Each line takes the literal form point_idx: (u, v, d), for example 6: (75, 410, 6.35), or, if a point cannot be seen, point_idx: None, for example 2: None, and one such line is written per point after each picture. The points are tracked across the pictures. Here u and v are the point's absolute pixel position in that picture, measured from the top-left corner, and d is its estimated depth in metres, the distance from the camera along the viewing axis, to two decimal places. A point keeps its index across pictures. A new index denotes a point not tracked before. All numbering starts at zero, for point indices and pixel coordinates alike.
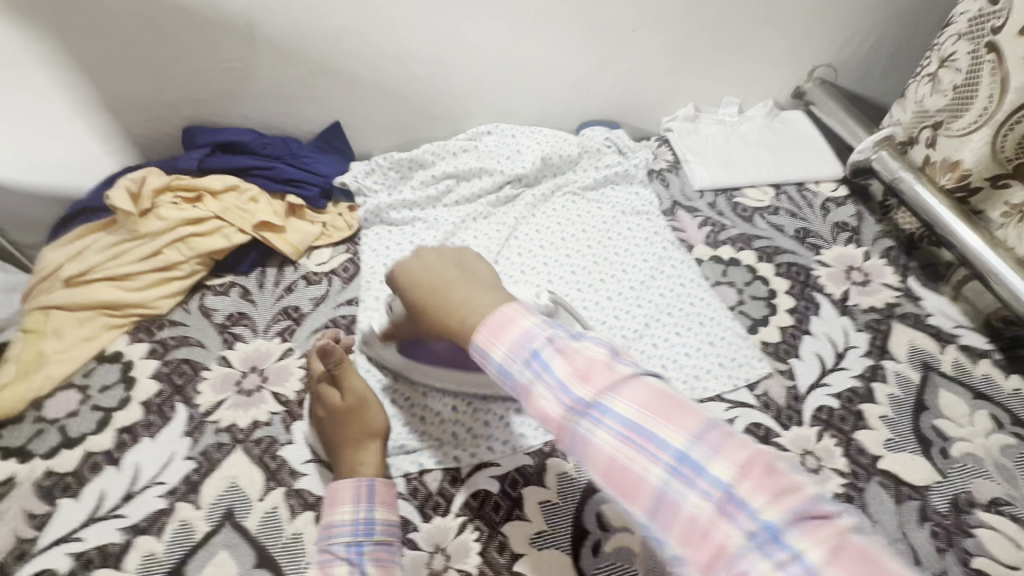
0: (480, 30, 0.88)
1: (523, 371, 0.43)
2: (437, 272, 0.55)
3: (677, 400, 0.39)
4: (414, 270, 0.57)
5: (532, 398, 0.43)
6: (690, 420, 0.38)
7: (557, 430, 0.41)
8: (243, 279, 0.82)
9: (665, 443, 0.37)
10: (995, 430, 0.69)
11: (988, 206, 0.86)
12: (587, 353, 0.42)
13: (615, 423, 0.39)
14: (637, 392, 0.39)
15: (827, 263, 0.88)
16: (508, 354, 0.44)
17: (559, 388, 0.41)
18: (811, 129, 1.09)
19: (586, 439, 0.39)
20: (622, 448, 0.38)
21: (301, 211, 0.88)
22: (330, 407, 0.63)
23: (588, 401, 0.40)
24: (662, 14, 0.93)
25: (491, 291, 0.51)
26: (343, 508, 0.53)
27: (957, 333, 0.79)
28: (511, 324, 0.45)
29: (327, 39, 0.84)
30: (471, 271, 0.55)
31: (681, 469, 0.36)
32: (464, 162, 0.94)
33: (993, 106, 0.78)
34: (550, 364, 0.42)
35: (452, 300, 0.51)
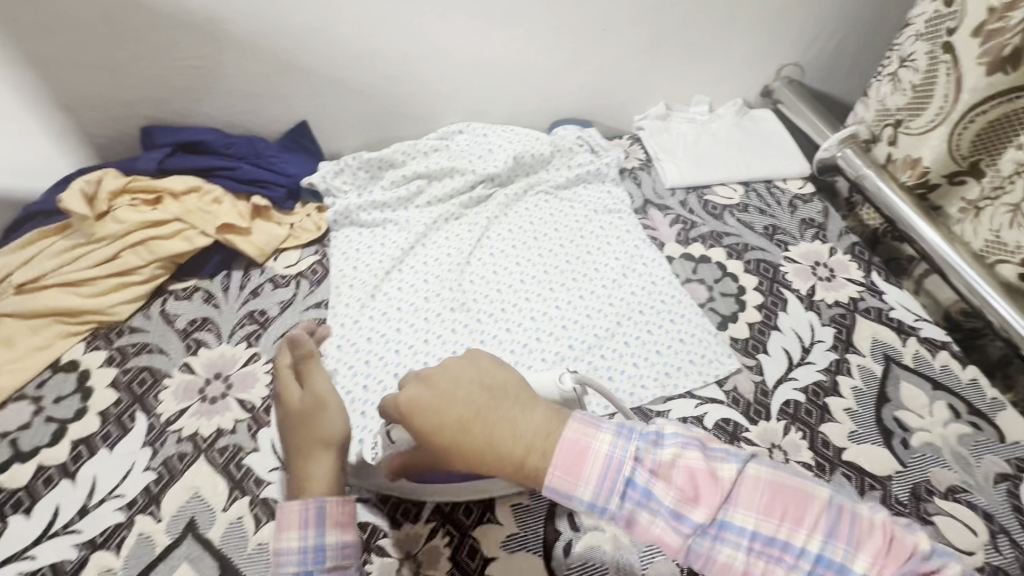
0: (449, 27, 0.87)
1: (622, 505, 0.39)
2: (459, 395, 0.42)
3: (788, 490, 0.38)
4: (422, 401, 0.43)
5: (639, 528, 0.39)
6: (812, 514, 0.37)
7: (674, 552, 0.39)
8: (207, 283, 0.80)
9: (798, 549, 0.37)
10: (953, 420, 0.71)
11: (946, 202, 0.89)
12: (685, 467, 0.39)
13: (740, 538, 0.37)
14: (753, 498, 0.38)
15: (794, 259, 0.89)
16: (600, 491, 0.39)
17: (670, 515, 0.38)
18: (779, 127, 1.10)
19: (714, 560, 0.38)
20: (755, 562, 0.37)
21: (266, 212, 0.86)
22: (287, 407, 0.58)
23: (707, 524, 0.38)
24: (633, 12, 0.93)
25: (533, 418, 0.41)
26: (290, 534, 0.47)
27: (917, 326, 0.81)
28: (588, 455, 0.39)
29: (292, 35, 0.82)
30: (499, 391, 0.43)
31: (819, 570, 0.36)
32: (435, 162, 0.93)
33: (949, 106, 0.81)
34: (652, 491, 0.39)
35: (499, 435, 0.41)
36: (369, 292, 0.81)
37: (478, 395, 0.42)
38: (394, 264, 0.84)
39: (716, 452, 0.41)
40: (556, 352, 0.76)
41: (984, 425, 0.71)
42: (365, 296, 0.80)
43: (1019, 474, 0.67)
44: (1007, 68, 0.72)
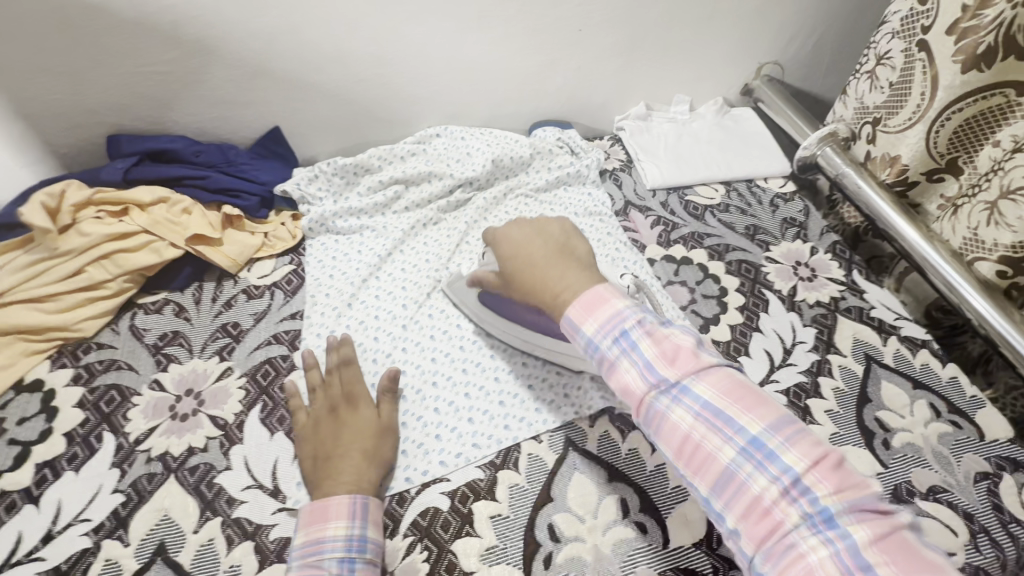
0: (422, 29, 0.85)
1: (611, 347, 0.50)
2: (536, 244, 0.62)
3: (754, 393, 0.46)
4: (516, 234, 0.64)
5: (616, 371, 0.50)
6: (765, 410, 0.44)
7: (638, 402, 0.48)
8: (178, 296, 0.78)
9: (740, 427, 0.44)
10: (934, 419, 0.71)
11: (925, 199, 0.89)
12: (675, 341, 0.49)
13: (694, 404, 0.46)
14: (718, 380, 0.46)
15: (776, 259, 0.89)
16: (599, 330, 0.51)
17: (646, 367, 0.48)
18: (760, 126, 1.10)
19: (666, 416, 0.46)
20: (699, 425, 0.45)
21: (238, 221, 0.84)
22: (353, 421, 0.64)
23: (672, 381, 0.47)
24: (610, 12, 0.92)
25: (583, 269, 0.58)
26: (339, 523, 0.53)
27: (898, 324, 0.81)
28: (605, 304, 0.52)
29: (259, 39, 0.80)
30: (567, 252, 0.60)
31: (753, 452, 0.42)
32: (413, 167, 0.92)
33: (926, 103, 0.80)
34: (639, 344, 0.49)
35: (549, 276, 0.58)
36: (346, 301, 0.79)
37: (549, 244, 0.61)
38: (372, 271, 0.83)
39: (708, 350, 0.50)
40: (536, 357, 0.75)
41: (964, 423, 0.70)
42: (342, 304, 0.78)
43: (999, 471, 0.66)
44: (982, 66, 0.72)
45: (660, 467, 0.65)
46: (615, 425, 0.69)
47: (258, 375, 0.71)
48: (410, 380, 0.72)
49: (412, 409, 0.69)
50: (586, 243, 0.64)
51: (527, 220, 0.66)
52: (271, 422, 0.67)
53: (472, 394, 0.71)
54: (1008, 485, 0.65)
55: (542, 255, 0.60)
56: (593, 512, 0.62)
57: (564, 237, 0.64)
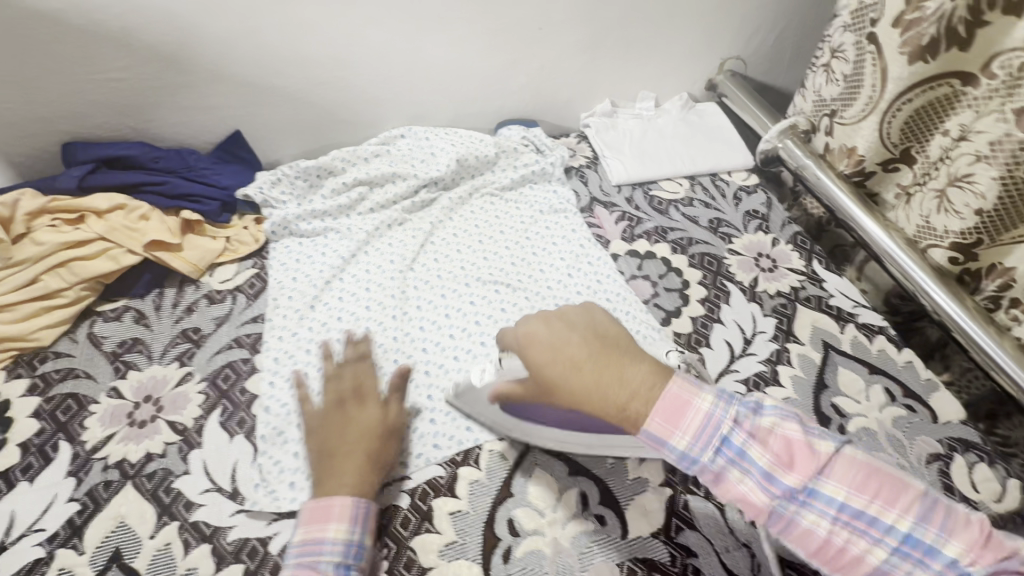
0: (379, 30, 0.85)
1: (716, 458, 0.44)
2: (573, 339, 0.50)
3: (886, 475, 0.42)
4: (547, 337, 0.51)
5: (726, 483, 0.44)
6: (905, 497, 0.41)
7: (756, 512, 0.44)
8: (138, 303, 0.77)
9: (886, 526, 0.40)
10: (888, 403, 0.72)
11: (882, 188, 0.90)
12: (783, 436, 0.44)
13: (829, 509, 0.41)
14: (847, 474, 0.42)
15: (738, 251, 0.90)
16: (696, 443, 0.44)
17: (763, 477, 0.43)
18: (724, 120, 1.11)
19: (797, 524, 0.42)
20: (839, 532, 0.41)
21: (199, 227, 0.83)
22: (358, 418, 0.63)
23: (797, 489, 0.42)
24: (568, 11, 0.93)
25: (638, 366, 0.48)
26: (340, 526, 0.53)
27: (856, 312, 0.82)
28: (688, 409, 0.45)
29: (215, 42, 0.79)
30: (608, 342, 0.50)
31: (907, 549, 0.40)
32: (377, 168, 0.92)
33: (877, 94, 0.82)
34: (747, 451, 0.44)
35: (603, 382, 0.47)
36: (309, 303, 0.79)
37: (591, 342, 0.49)
38: (335, 273, 0.83)
39: (815, 429, 0.45)
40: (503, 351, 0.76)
41: (918, 407, 0.72)
42: (304, 307, 0.78)
43: (951, 453, 0.68)
44: (927, 57, 0.74)
45: (620, 459, 0.66)
46: None
47: (218, 379, 0.71)
48: None
49: None
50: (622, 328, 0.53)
51: (548, 313, 0.53)
52: (231, 426, 0.67)
53: (433, 394, 0.71)
54: (959, 465, 0.67)
55: (588, 360, 0.48)
56: (553, 506, 0.62)
57: (601, 325, 0.52)
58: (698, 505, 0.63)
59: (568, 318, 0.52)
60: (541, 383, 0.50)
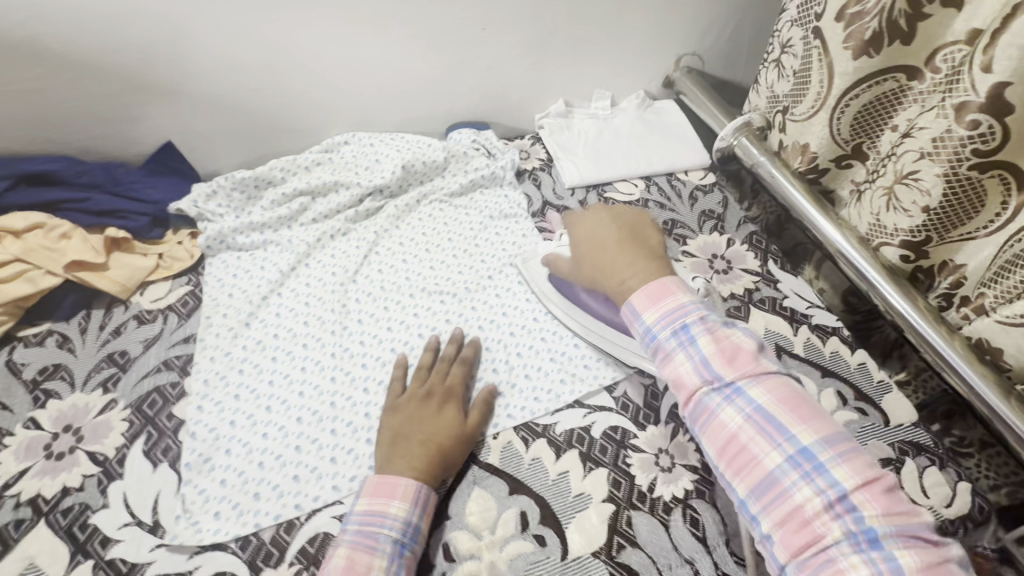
0: (310, 34, 0.82)
1: (672, 340, 0.56)
2: (608, 229, 0.69)
3: (809, 406, 0.51)
4: (592, 221, 0.71)
5: (672, 362, 0.56)
6: (817, 424, 0.49)
7: (687, 394, 0.55)
8: (62, 326, 0.73)
9: (791, 436, 0.49)
10: (841, 408, 0.71)
11: (837, 185, 0.89)
12: (735, 342, 0.55)
13: (747, 406, 0.51)
14: (774, 388, 0.52)
15: (692, 253, 0.88)
16: (661, 323, 0.57)
17: (702, 363, 0.54)
18: (681, 118, 1.09)
19: (716, 413, 0.52)
20: (748, 427, 0.50)
21: (127, 243, 0.79)
22: (445, 414, 0.64)
23: (727, 380, 0.53)
24: (511, 11, 0.90)
25: (652, 263, 0.64)
26: (401, 505, 0.55)
27: (810, 313, 0.80)
28: (670, 296, 0.59)
29: (135, 51, 0.76)
30: (637, 241, 0.67)
31: (801, 461, 0.48)
32: (318, 177, 0.88)
33: (825, 90, 0.80)
34: (699, 341, 0.55)
35: (615, 263, 0.65)
36: (243, 320, 0.76)
37: (623, 231, 0.68)
38: (273, 287, 0.79)
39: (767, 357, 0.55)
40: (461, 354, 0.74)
41: (870, 410, 0.70)
42: (238, 324, 0.75)
43: (901, 457, 0.66)
44: (871, 51, 0.72)
45: (563, 476, 0.64)
46: (520, 435, 0.67)
47: (144, 405, 0.67)
48: (307, 400, 0.69)
49: (307, 431, 0.66)
50: (658, 235, 0.70)
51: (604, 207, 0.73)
52: (155, 454, 0.64)
53: (371, 413, 0.67)
54: (909, 470, 0.65)
55: (614, 240, 0.67)
56: (491, 528, 0.59)
57: (639, 225, 0.70)
58: (641, 521, 0.61)
59: (619, 214, 0.71)
60: (579, 255, 0.70)
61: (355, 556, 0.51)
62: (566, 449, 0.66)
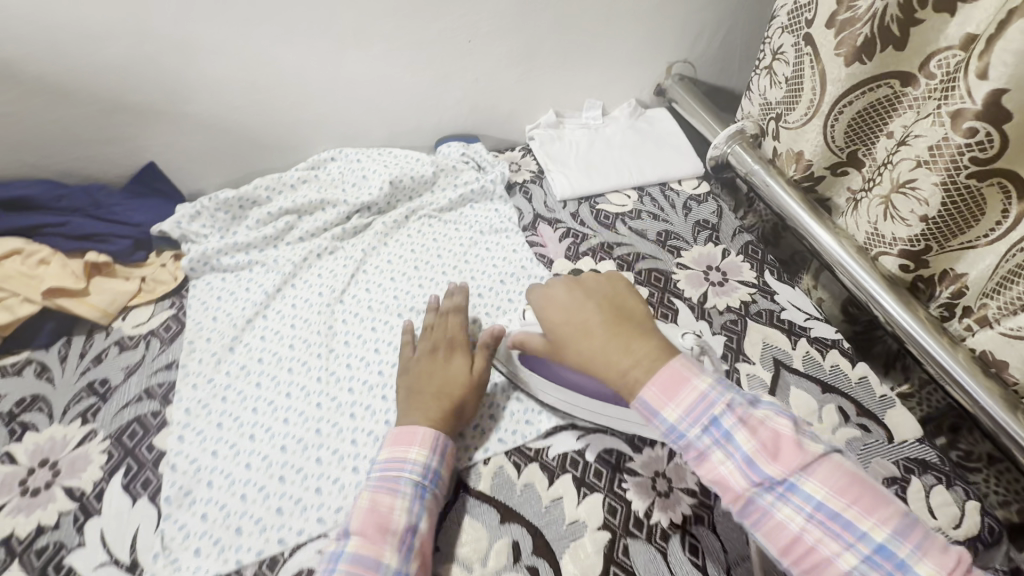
0: (292, 51, 0.81)
1: (703, 438, 0.50)
2: (583, 307, 0.60)
3: (868, 488, 0.46)
4: (563, 299, 0.62)
5: (709, 463, 0.49)
6: (884, 511, 0.44)
7: (733, 497, 0.48)
8: (41, 354, 0.72)
9: (861, 532, 0.43)
10: (842, 424, 0.68)
11: (833, 193, 0.87)
12: (771, 429, 0.49)
13: (805, 504, 0.45)
14: (829, 477, 0.46)
15: (686, 265, 0.86)
16: (686, 418, 0.50)
17: (744, 461, 0.48)
18: (674, 126, 1.08)
19: (770, 515, 0.46)
20: (812, 529, 0.45)
21: (108, 268, 0.78)
22: (450, 364, 0.66)
23: (777, 479, 0.46)
24: (496, 22, 0.89)
25: (647, 343, 0.56)
26: (420, 451, 0.57)
27: (808, 325, 0.78)
28: (686, 384, 0.52)
29: (112, 72, 0.75)
30: (621, 316, 0.59)
31: (879, 561, 0.42)
32: (304, 195, 0.87)
33: (817, 98, 0.79)
34: (733, 435, 0.49)
35: (607, 349, 0.56)
36: (227, 344, 0.74)
37: (604, 308, 0.59)
38: (258, 310, 0.78)
39: (806, 434, 0.50)
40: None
41: (873, 426, 0.68)
42: (222, 348, 0.73)
43: (907, 475, 0.64)
44: (864, 58, 0.70)
45: (556, 502, 0.62)
46: (512, 460, 0.65)
47: (124, 436, 0.65)
48: (292, 428, 0.67)
49: (291, 460, 0.64)
50: (638, 298, 0.62)
51: (573, 279, 0.65)
52: (135, 488, 0.62)
53: (358, 440, 0.65)
54: (916, 489, 0.63)
55: (597, 322, 0.58)
56: (482, 560, 0.57)
57: (617, 293, 0.62)
58: (638, 549, 0.58)
59: (588, 286, 0.63)
60: (553, 338, 0.61)
61: (377, 497, 0.53)
62: (560, 473, 0.64)
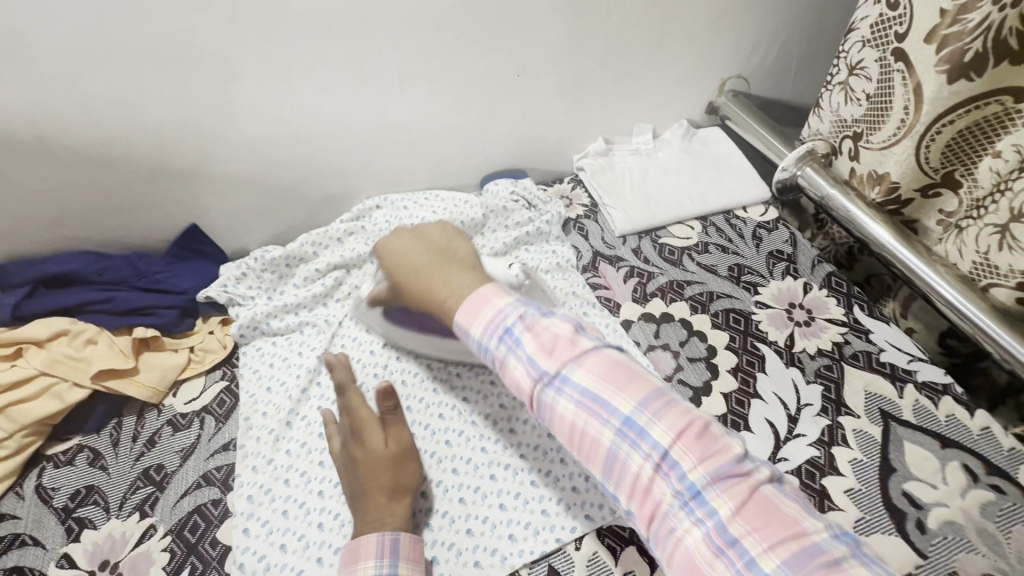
0: (336, 101, 0.77)
1: (496, 345, 0.48)
2: (417, 251, 0.60)
3: (627, 371, 0.45)
4: (395, 244, 0.62)
5: (503, 368, 0.48)
6: (637, 388, 0.44)
7: (526, 398, 0.47)
8: (93, 440, 0.67)
9: (617, 410, 0.43)
10: (972, 485, 0.61)
11: (922, 215, 0.80)
12: (553, 329, 0.47)
13: (574, 392, 0.45)
14: (595, 365, 0.45)
15: (766, 303, 0.79)
16: (482, 330, 0.49)
17: (528, 362, 0.46)
18: (731, 147, 1.01)
19: (551, 407, 0.46)
20: (581, 415, 0.44)
21: (156, 341, 0.74)
22: (369, 449, 0.61)
23: (551, 373, 0.45)
24: (545, 53, 0.83)
25: (467, 274, 0.55)
26: (367, 563, 0.52)
27: (913, 368, 0.71)
28: (485, 303, 0.50)
29: (149, 135, 0.71)
30: (447, 257, 0.58)
31: (628, 433, 0.43)
32: (352, 248, 0.82)
33: (910, 118, 0.71)
34: (520, 339, 0.47)
35: (433, 285, 0.56)
36: (283, 419, 0.69)
37: (428, 250, 0.60)
38: (312, 377, 0.73)
39: (587, 333, 0.49)
40: (484, 378, 0.73)
41: (1007, 486, 0.61)
42: (278, 424, 0.69)
43: None
44: (971, 75, 0.64)
45: None
46: (606, 543, 0.59)
47: (185, 530, 0.61)
48: None
49: None
50: (469, 244, 0.62)
51: (407, 229, 0.65)
52: None
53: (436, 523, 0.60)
54: None
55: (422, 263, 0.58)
56: None
57: (447, 241, 0.62)
58: None
59: (426, 233, 0.63)
60: (394, 280, 0.61)
61: None
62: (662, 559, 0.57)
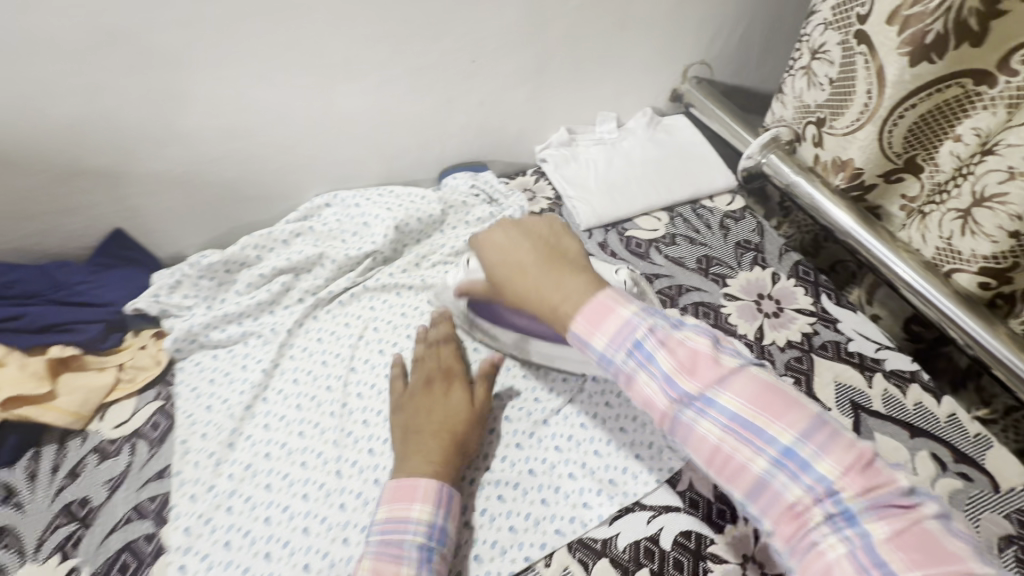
0: (276, 92, 0.71)
1: (625, 360, 0.43)
2: (523, 246, 0.53)
3: (782, 394, 0.40)
4: (500, 239, 0.55)
5: (633, 384, 0.43)
6: (794, 415, 0.39)
7: (659, 419, 0.42)
8: (5, 474, 0.60)
9: (771, 438, 0.38)
10: (941, 474, 0.61)
11: (886, 201, 0.79)
12: (692, 346, 0.42)
13: (721, 417, 0.40)
14: (744, 387, 0.40)
15: (734, 295, 0.77)
16: (610, 344, 0.44)
17: (664, 380, 0.42)
18: (696, 134, 0.99)
19: (690, 430, 0.41)
20: (728, 440, 0.39)
21: (78, 361, 0.67)
22: (448, 400, 0.62)
23: (694, 395, 0.41)
24: (502, 39, 0.79)
25: (580, 277, 0.49)
26: (424, 507, 0.52)
27: (881, 357, 0.70)
28: (609, 311, 0.45)
29: (59, 131, 0.63)
30: (557, 255, 0.52)
31: (786, 463, 0.38)
32: (299, 250, 0.76)
33: (874, 101, 0.70)
34: (654, 355, 0.42)
35: (541, 288, 0.49)
36: (226, 440, 0.64)
37: (539, 246, 0.53)
38: (257, 393, 0.67)
39: (728, 349, 0.43)
40: None
41: (974, 473, 0.61)
42: (221, 446, 0.63)
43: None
44: (933, 57, 0.62)
45: None
46: (578, 556, 0.55)
47: (113, 571, 0.55)
48: (314, 540, 0.57)
49: None
50: (578, 242, 0.55)
51: (509, 220, 0.57)
52: None
53: None
54: None
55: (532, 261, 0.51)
56: None
57: (551, 235, 0.55)
58: None
59: (530, 224, 0.56)
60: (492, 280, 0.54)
61: (379, 564, 0.48)
62: (635, 570, 0.54)
